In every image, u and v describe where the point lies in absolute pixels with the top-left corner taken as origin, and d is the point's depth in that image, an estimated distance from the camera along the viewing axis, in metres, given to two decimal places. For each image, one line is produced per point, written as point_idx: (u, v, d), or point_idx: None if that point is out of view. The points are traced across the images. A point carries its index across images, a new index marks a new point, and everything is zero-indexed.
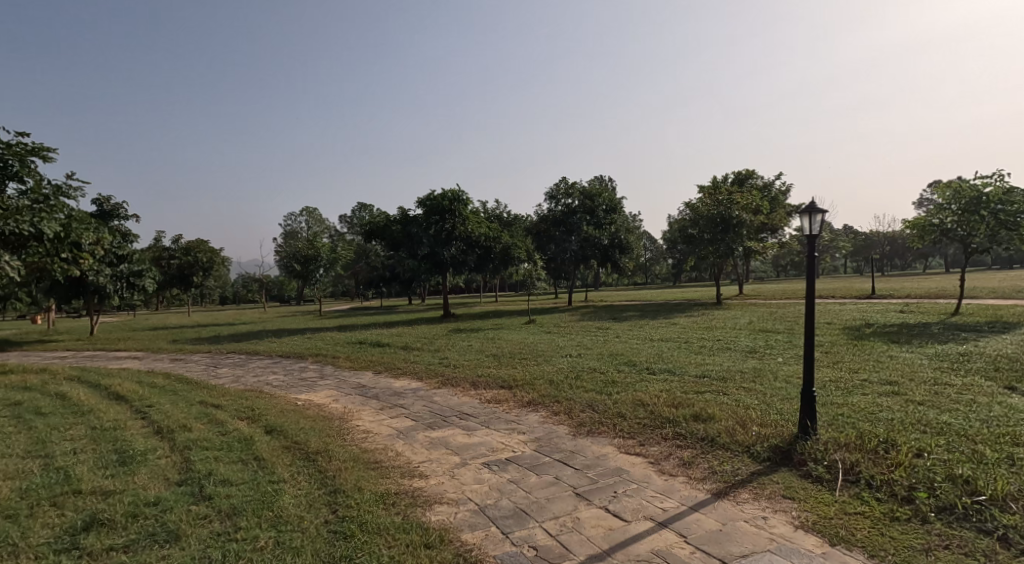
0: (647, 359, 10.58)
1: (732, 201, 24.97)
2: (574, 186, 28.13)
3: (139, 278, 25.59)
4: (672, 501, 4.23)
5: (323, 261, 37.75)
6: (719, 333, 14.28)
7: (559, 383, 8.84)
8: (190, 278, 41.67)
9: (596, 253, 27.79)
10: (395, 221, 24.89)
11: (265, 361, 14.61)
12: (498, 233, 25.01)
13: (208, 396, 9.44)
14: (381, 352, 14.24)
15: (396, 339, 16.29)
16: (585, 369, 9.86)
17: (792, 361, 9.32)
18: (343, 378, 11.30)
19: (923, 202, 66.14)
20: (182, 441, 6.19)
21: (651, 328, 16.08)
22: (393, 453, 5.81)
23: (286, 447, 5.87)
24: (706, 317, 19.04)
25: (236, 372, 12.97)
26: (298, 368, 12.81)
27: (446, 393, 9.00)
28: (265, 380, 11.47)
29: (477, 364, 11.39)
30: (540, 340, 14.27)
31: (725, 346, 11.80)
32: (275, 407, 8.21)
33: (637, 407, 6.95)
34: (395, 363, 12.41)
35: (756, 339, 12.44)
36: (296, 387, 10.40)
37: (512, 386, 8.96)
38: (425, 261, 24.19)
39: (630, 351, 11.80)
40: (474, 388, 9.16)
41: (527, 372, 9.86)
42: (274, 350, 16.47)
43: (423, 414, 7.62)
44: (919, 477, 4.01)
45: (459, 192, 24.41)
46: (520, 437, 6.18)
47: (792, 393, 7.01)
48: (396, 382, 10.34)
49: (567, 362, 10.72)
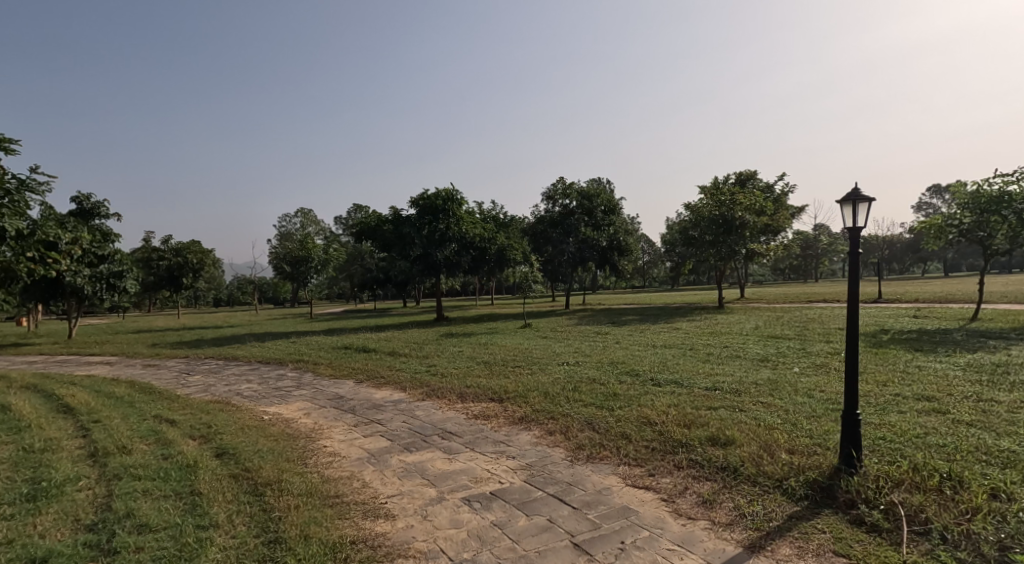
0: (651, 368, 9.72)
1: (734, 202, 24.30)
2: (571, 187, 27.44)
3: (120, 280, 24.65)
4: (694, 557, 3.40)
5: (313, 263, 36.71)
6: (725, 339, 13.46)
7: (554, 396, 7.97)
8: (180, 279, 40.68)
9: (593, 255, 27.00)
10: (388, 221, 24.01)
11: (242, 368, 13.71)
12: (493, 234, 24.18)
13: (167, 409, 8.59)
14: (366, 358, 13.36)
15: (383, 345, 15.44)
16: (583, 380, 8.98)
17: (810, 372, 8.47)
18: (320, 387, 10.41)
19: (922, 206, 65.73)
20: (113, 468, 5.33)
21: (653, 334, 15.24)
22: (357, 484, 4.95)
23: (231, 476, 5.02)
24: (710, 321, 18.21)
25: (208, 380, 12.08)
26: (275, 376, 11.96)
27: (430, 406, 8.12)
28: (236, 390, 10.58)
29: (466, 372, 10.52)
30: (536, 346, 13.43)
31: (733, 354, 10.95)
32: (236, 423, 7.35)
33: (642, 426, 6.09)
34: (379, 371, 11.54)
35: (766, 346, 11.59)
36: (267, 398, 9.52)
37: (503, 399, 8.08)
38: (418, 262, 23.36)
39: (631, 359, 10.94)
40: (461, 401, 8.29)
41: (519, 383, 8.98)
42: (254, 355, 15.56)
43: (401, 432, 6.76)
44: (1009, 532, 3.19)
45: (453, 192, 23.66)
46: (508, 463, 5.32)
47: (818, 411, 6.15)
48: (377, 393, 9.45)
49: (563, 371, 9.86)
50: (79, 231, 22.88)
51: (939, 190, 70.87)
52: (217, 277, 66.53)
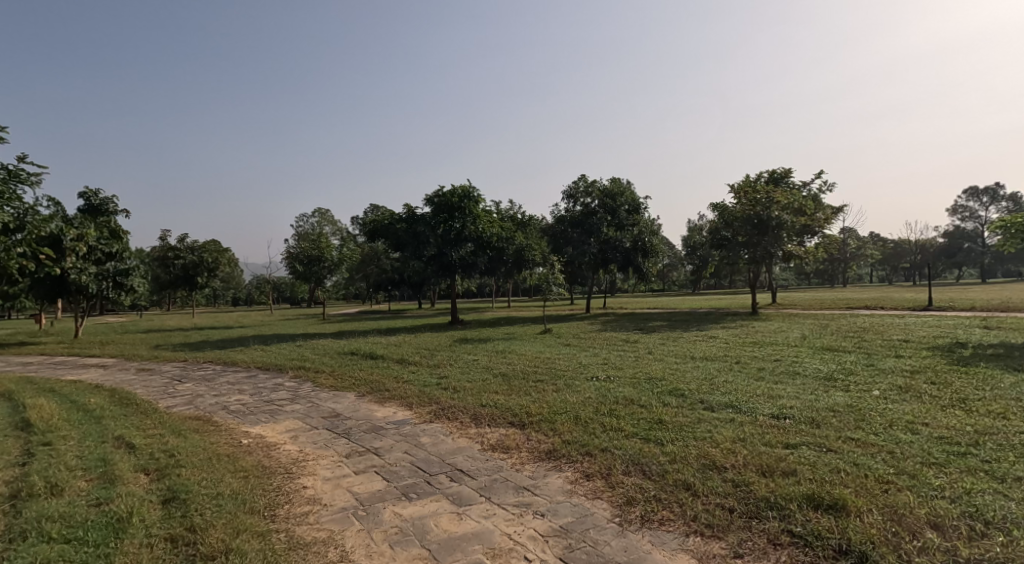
0: (697, 386, 8.38)
1: (771, 201, 22.77)
2: (593, 185, 26.14)
3: (126, 278, 23.11)
4: None
5: (327, 262, 35.78)
6: (773, 351, 12.08)
7: (587, 423, 6.64)
8: (195, 279, 39.88)
9: (616, 256, 25.57)
10: (401, 220, 22.83)
11: (238, 375, 12.52)
12: (512, 233, 22.96)
13: (135, 425, 7.35)
14: (372, 367, 12.14)
15: (393, 351, 14.27)
16: (619, 401, 7.65)
17: (896, 398, 7.09)
18: (317, 402, 9.15)
19: (957, 210, 63.41)
20: (22, 521, 4.10)
21: (689, 342, 13.88)
22: (335, 557, 3.70)
23: (170, 542, 3.80)
24: (747, 329, 16.77)
25: (197, 389, 10.89)
26: (272, 387, 10.78)
27: (439, 433, 6.83)
28: (223, 401, 9.36)
29: (483, 386, 9.28)
30: (560, 355, 12.16)
31: (791, 371, 9.53)
32: (206, 449, 6.09)
33: (708, 471, 4.75)
34: (384, 382, 10.27)
35: (826, 363, 10.16)
36: (254, 415, 8.27)
37: (525, 425, 6.79)
38: (432, 262, 22.21)
39: (671, 374, 9.58)
40: (476, 426, 6.97)
41: (544, 403, 7.67)
42: (255, 361, 14.37)
43: (400, 469, 5.47)
44: None
45: (470, 188, 22.47)
46: (535, 527, 4.03)
47: (936, 457, 4.78)
48: (380, 412, 8.16)
49: (595, 388, 8.51)
50: (85, 227, 21.93)
51: (976, 193, 68.47)
52: (234, 275, 66.02)
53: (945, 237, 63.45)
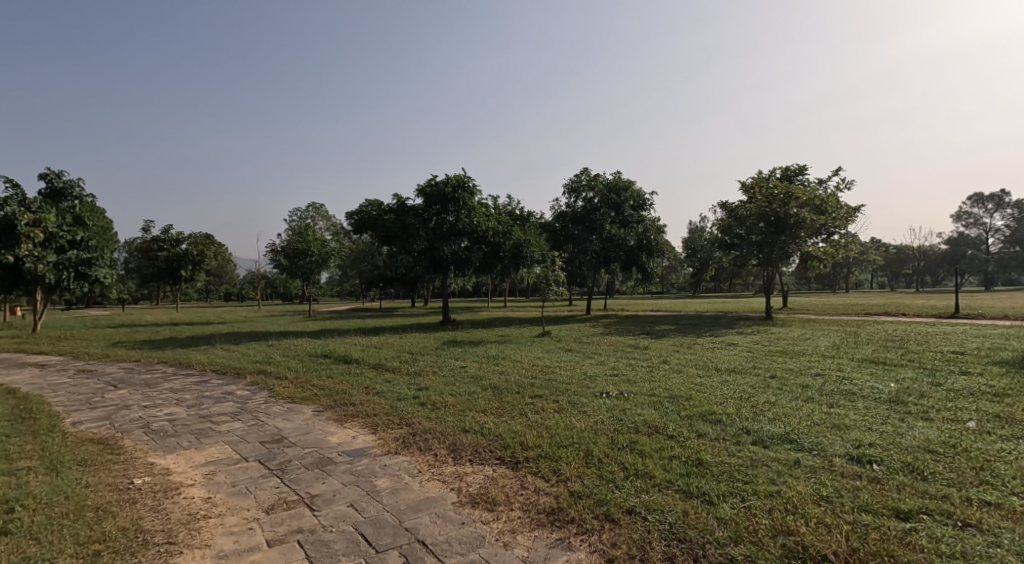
0: (736, 411, 6.71)
1: (790, 197, 21.03)
2: (596, 179, 24.25)
3: (91, 269, 20.93)
4: None
5: (314, 257, 33.91)
6: (809, 364, 10.43)
7: (604, 464, 4.98)
8: (179, 272, 37.96)
9: (619, 255, 23.90)
10: (390, 212, 21.14)
11: (186, 380, 10.67)
12: (508, 228, 21.21)
13: (7, 452, 5.56)
14: (343, 375, 10.36)
15: (370, 355, 12.52)
16: (642, 431, 5.97)
17: (1007, 436, 5.44)
18: (264, 419, 7.40)
19: (962, 216, 62.03)
20: None
21: (707, 350, 12.22)
22: None
23: None
24: (768, 336, 15.07)
25: (130, 396, 9.04)
26: (219, 396, 9.00)
27: (403, 473, 5.11)
28: (150, 415, 7.55)
29: (469, 402, 7.58)
30: (562, 363, 10.46)
31: (844, 392, 7.86)
32: (71, 497, 4.25)
33: None
34: (352, 395, 8.51)
35: (882, 381, 8.52)
36: (177, 437, 6.46)
37: (521, 463, 5.13)
38: (422, 257, 20.50)
39: (699, 391, 7.87)
40: (453, 463, 5.27)
41: (544, 430, 5.99)
42: (214, 363, 12.54)
43: (337, 539, 3.79)
44: None
45: (464, 177, 20.66)
46: None
47: None
48: (335, 437, 6.39)
49: (607, 410, 6.86)
50: (45, 212, 19.82)
51: (981, 199, 67.39)
52: (224, 268, 64.10)
53: (948, 244, 62.15)
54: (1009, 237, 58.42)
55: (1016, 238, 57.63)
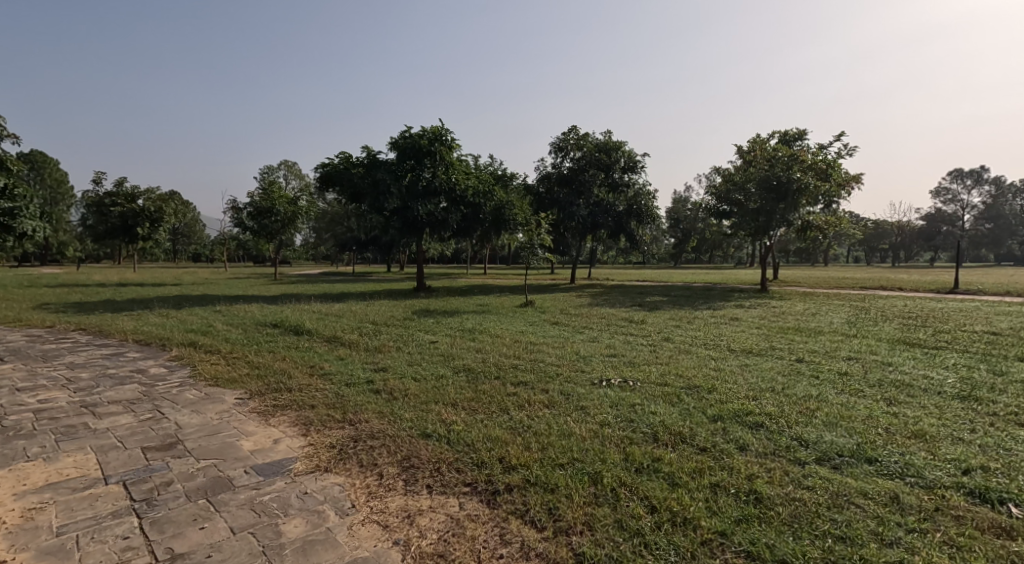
0: (780, 411, 5.17)
1: (793, 161, 19.45)
2: (585, 138, 22.37)
3: (16, 220, 18.43)
4: None
5: (279, 216, 31.59)
6: (834, 344, 8.98)
7: (622, 501, 3.41)
8: (134, 229, 35.10)
9: (607, 222, 22.21)
10: (360, 165, 19.00)
11: (96, 352, 8.80)
12: (490, 187, 19.35)
13: None
14: (287, 350, 8.62)
15: (326, 326, 10.72)
16: (664, 441, 4.41)
17: None
18: (166, 412, 5.64)
19: (941, 191, 61.50)
20: None
21: (712, 326, 10.75)
22: None
23: None
24: (771, 310, 13.64)
25: (11, 373, 7.18)
26: (124, 376, 7.19)
27: (330, 508, 3.48)
28: (14, 403, 5.74)
29: (434, 390, 5.93)
30: (550, 339, 8.86)
31: (897, 384, 6.39)
32: None
33: None
34: (289, 378, 6.79)
35: (934, 369, 7.12)
36: (28, 439, 4.69)
37: (499, 498, 3.53)
38: (394, 218, 18.57)
39: (722, 381, 6.32)
40: (403, 493, 3.65)
41: (533, 438, 4.37)
42: (138, 332, 10.62)
43: None
44: None
45: (442, 129, 18.68)
46: None
47: None
48: (248, 443, 4.69)
49: (612, 405, 5.28)
50: None
51: (960, 175, 67.14)
52: (190, 228, 60.85)
53: (925, 220, 61.69)
54: (984, 214, 57.82)
55: (989, 214, 57.03)
